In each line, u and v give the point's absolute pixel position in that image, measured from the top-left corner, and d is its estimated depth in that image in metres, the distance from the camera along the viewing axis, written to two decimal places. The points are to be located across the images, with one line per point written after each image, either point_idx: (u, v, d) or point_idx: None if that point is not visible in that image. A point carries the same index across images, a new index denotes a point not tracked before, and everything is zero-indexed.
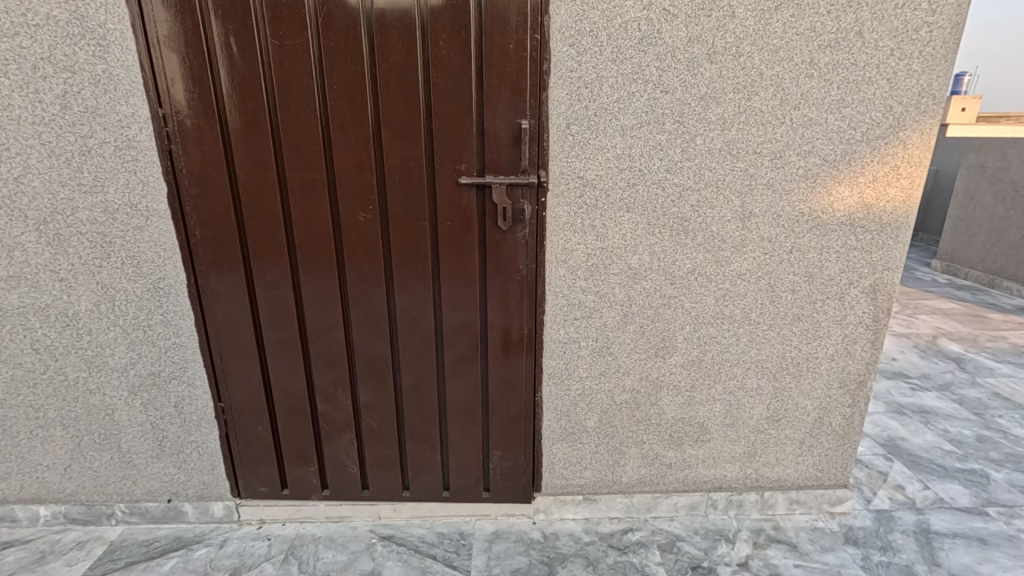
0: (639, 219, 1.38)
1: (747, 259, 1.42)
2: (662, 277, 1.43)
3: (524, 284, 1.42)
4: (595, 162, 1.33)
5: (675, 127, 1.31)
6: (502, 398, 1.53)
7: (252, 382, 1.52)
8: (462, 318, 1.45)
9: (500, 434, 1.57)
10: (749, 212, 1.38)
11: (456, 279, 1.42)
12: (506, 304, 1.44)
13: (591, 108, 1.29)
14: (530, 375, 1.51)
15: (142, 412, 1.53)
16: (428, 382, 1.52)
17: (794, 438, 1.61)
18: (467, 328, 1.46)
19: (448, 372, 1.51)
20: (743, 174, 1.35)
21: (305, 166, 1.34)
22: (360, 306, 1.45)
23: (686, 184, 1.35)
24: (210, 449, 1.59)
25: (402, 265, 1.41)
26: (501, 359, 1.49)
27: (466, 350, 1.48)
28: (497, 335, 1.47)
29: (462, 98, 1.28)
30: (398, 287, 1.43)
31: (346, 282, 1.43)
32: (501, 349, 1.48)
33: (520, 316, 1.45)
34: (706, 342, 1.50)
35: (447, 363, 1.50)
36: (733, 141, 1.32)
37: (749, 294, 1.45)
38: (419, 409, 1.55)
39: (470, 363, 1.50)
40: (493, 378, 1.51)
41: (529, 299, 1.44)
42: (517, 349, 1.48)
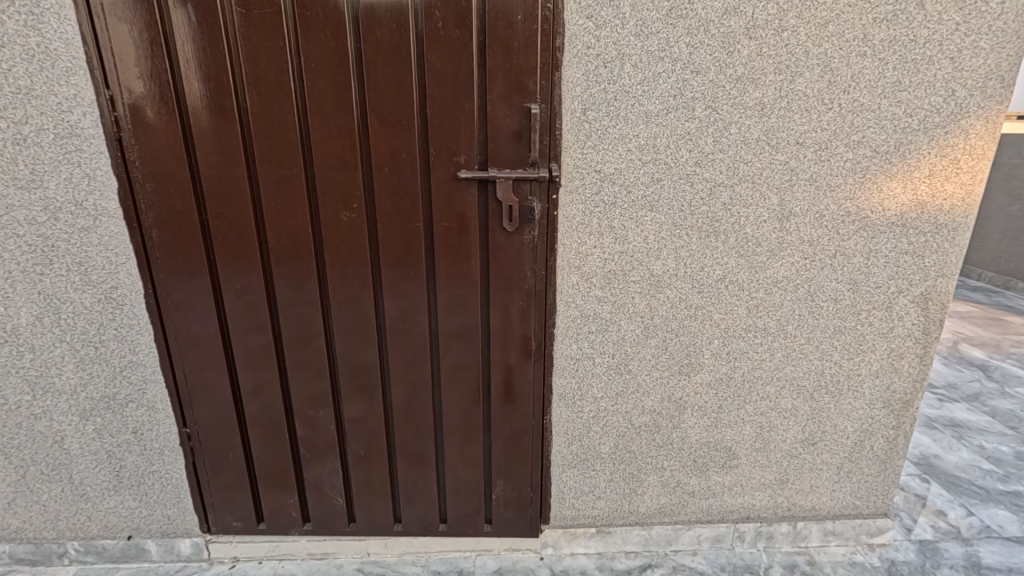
0: (664, 219, 1.21)
1: (784, 265, 1.25)
2: (689, 285, 1.26)
3: (532, 291, 1.25)
4: (614, 154, 1.16)
5: (707, 113, 1.14)
6: (506, 417, 1.35)
7: (221, 404, 1.34)
8: (461, 327, 1.27)
9: (503, 459, 1.39)
10: (788, 211, 1.21)
11: (453, 284, 1.24)
12: (510, 312, 1.26)
13: (611, 91, 1.12)
14: (538, 392, 1.34)
15: (96, 440, 1.35)
16: (421, 400, 1.35)
17: (831, 463, 1.44)
18: (467, 341, 1.29)
19: (444, 388, 1.33)
20: (783, 169, 1.18)
21: (278, 157, 1.15)
22: (344, 315, 1.27)
23: (717, 180, 1.18)
24: (175, 479, 1.40)
25: (392, 268, 1.23)
26: (505, 373, 1.31)
27: (465, 364, 1.31)
28: (501, 350, 1.29)
29: (460, 79, 1.10)
30: (386, 292, 1.25)
31: (327, 287, 1.25)
32: (504, 362, 1.30)
33: (526, 326, 1.27)
34: (735, 358, 1.33)
35: (444, 378, 1.32)
36: (773, 130, 1.15)
37: (786, 304, 1.29)
38: (412, 430, 1.37)
39: (471, 378, 1.32)
40: (495, 395, 1.33)
41: (537, 310, 1.27)
42: (524, 366, 1.31)
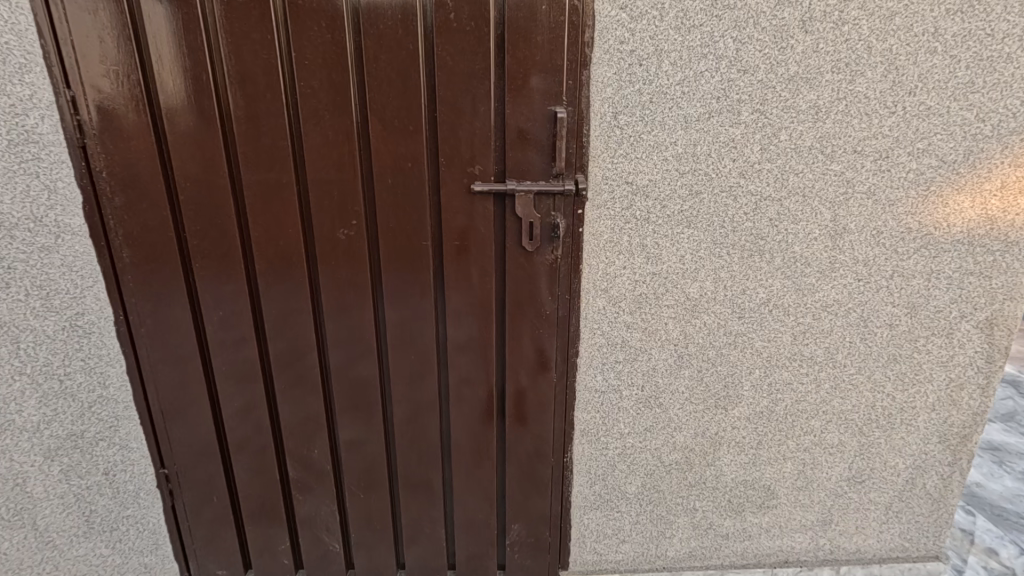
0: (702, 236, 1.07)
1: (835, 288, 1.12)
2: (729, 310, 1.12)
3: (552, 311, 1.11)
4: (648, 163, 1.02)
5: (754, 117, 1.00)
6: (522, 449, 1.21)
7: (204, 440, 1.20)
8: (472, 350, 1.13)
9: (518, 495, 1.25)
10: (842, 228, 1.08)
11: (464, 303, 1.10)
12: (527, 336, 1.12)
13: (646, 92, 0.98)
14: (558, 425, 1.20)
15: (62, 482, 1.19)
16: (427, 434, 1.21)
17: (879, 503, 1.31)
18: (480, 371, 1.15)
19: (453, 416, 1.19)
20: (838, 180, 1.04)
21: (265, 166, 1.01)
22: (340, 336, 1.13)
23: (764, 193, 1.05)
24: (152, 525, 1.26)
25: (394, 286, 1.09)
26: (521, 401, 1.17)
27: (476, 391, 1.17)
28: (517, 381, 1.15)
29: (475, 78, 0.96)
30: (388, 312, 1.11)
31: (321, 308, 1.11)
32: (520, 389, 1.16)
33: (545, 350, 1.13)
34: (777, 390, 1.20)
35: (452, 406, 1.18)
36: (828, 136, 1.02)
37: (836, 330, 1.15)
38: (416, 463, 1.23)
39: (482, 406, 1.18)
40: (510, 426, 1.19)
41: (558, 337, 1.13)
42: (542, 397, 1.17)
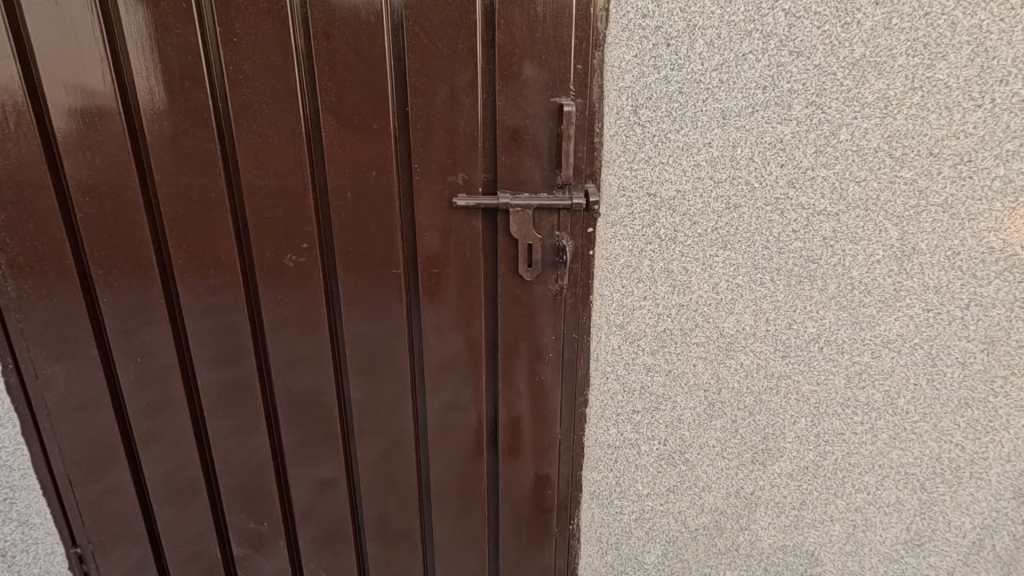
0: (740, 261, 0.87)
1: (899, 321, 0.92)
2: (771, 347, 0.92)
3: (557, 336, 0.89)
4: (676, 169, 0.82)
5: (808, 112, 0.80)
6: (522, 499, 0.99)
7: (124, 506, 0.97)
8: (457, 379, 0.91)
9: (516, 552, 1.03)
10: (910, 248, 0.87)
11: (445, 322, 0.87)
12: (523, 373, 0.91)
13: (674, 81, 0.78)
14: (562, 480, 0.99)
15: None
16: (402, 489, 0.98)
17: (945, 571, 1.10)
18: (465, 413, 0.93)
19: (434, 461, 0.96)
20: (908, 190, 0.84)
21: (187, 173, 0.79)
22: (290, 368, 0.90)
23: (818, 206, 0.84)
24: None
25: (356, 304, 0.86)
26: (519, 440, 0.95)
27: (463, 428, 0.94)
28: (512, 425, 0.94)
29: (460, 62, 0.75)
30: (349, 335, 0.88)
31: (265, 335, 0.88)
32: (518, 426, 0.94)
33: (547, 379, 0.91)
34: (826, 442, 0.99)
35: (434, 448, 0.96)
36: (898, 135, 0.81)
37: (897, 370, 0.95)
38: (390, 517, 1.00)
39: (471, 447, 0.96)
40: (506, 470, 0.97)
41: (563, 377, 0.91)
42: (543, 445, 0.96)
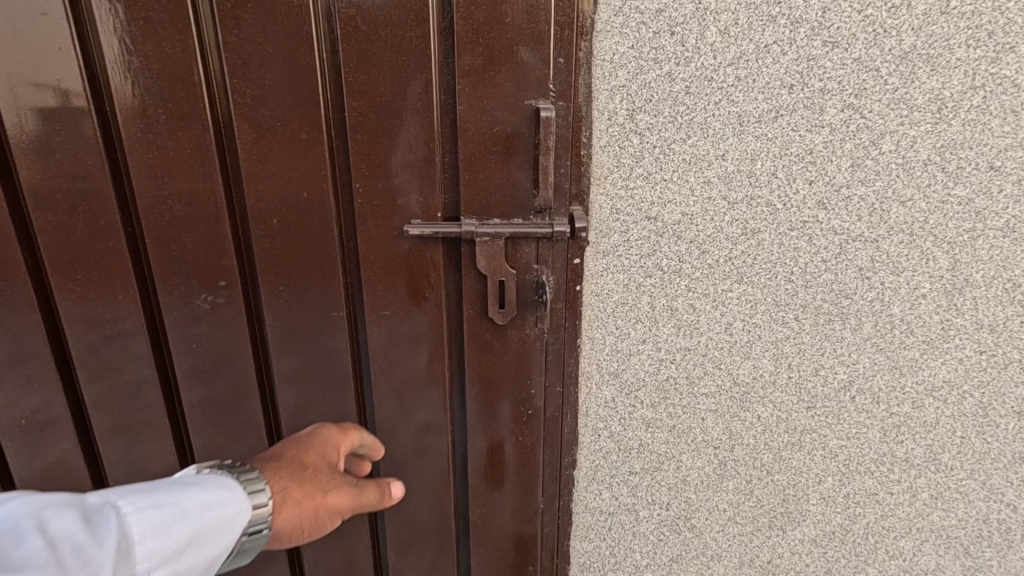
0: (758, 296, 0.72)
1: (946, 365, 0.77)
2: (793, 396, 0.77)
3: (538, 373, 0.73)
4: (681, 187, 0.67)
5: (844, 117, 0.65)
6: (501, 554, 0.82)
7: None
8: (419, 418, 0.74)
9: None
10: (962, 280, 0.72)
11: (401, 355, 0.71)
12: (497, 413, 0.74)
13: (680, 79, 0.63)
14: (547, 537, 0.82)
15: None
16: (353, 548, 0.81)
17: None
18: (427, 456, 0.77)
19: (391, 515, 0.79)
20: (962, 212, 0.69)
21: (67, 193, 0.62)
22: (208, 419, 0.72)
23: (854, 231, 0.69)
24: None
25: (287, 334, 0.69)
26: (495, 489, 0.78)
27: (426, 474, 0.78)
28: (485, 472, 0.77)
29: (410, 55, 0.59)
30: (282, 373, 0.71)
31: (177, 382, 0.71)
32: (492, 472, 0.78)
33: (529, 419, 0.75)
34: (857, 503, 0.84)
35: (390, 499, 0.78)
36: (953, 145, 0.66)
37: (941, 421, 0.80)
38: None
39: (438, 498, 0.79)
40: (481, 522, 0.80)
41: (545, 420, 0.75)
42: (523, 495, 0.79)
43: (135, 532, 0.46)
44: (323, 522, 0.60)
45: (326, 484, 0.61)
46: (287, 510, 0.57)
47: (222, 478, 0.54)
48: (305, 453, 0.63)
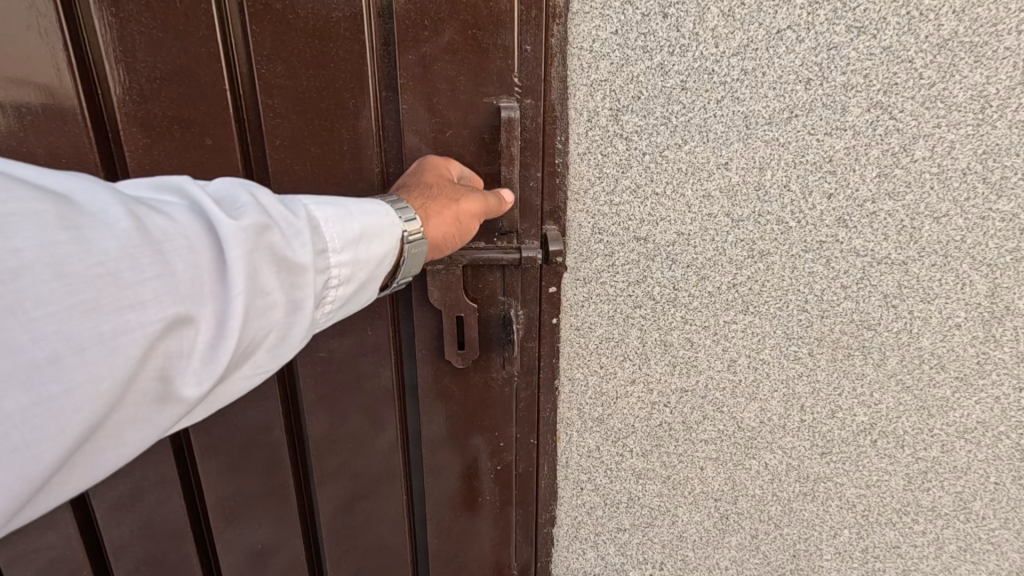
0: (767, 329, 0.61)
1: (980, 404, 0.67)
2: (806, 441, 0.67)
3: (504, 405, 0.62)
4: (676, 203, 0.56)
5: (870, 117, 0.54)
6: None
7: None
8: (365, 452, 0.63)
9: None
10: (1003, 308, 0.62)
11: (340, 386, 0.60)
12: (457, 446, 0.64)
13: (675, 72, 0.52)
14: None
15: None
16: None
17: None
18: (377, 496, 0.65)
19: (335, 564, 0.68)
20: (1006, 229, 0.59)
21: None
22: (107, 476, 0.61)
23: (878, 252, 0.59)
24: None
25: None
26: (459, 538, 0.68)
27: (375, 517, 0.66)
28: (445, 515, 0.66)
29: (338, 41, 0.48)
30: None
31: None
32: (453, 514, 0.67)
33: (495, 456, 0.64)
34: (876, 558, 0.74)
35: (333, 547, 0.67)
36: (997, 151, 0.56)
37: (973, 467, 0.70)
38: None
39: (394, 549, 0.68)
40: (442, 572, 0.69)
41: (514, 456, 0.65)
42: (490, 540, 0.68)
43: (325, 220, 0.38)
44: (468, 228, 0.48)
45: (451, 191, 0.47)
46: (431, 222, 0.45)
47: (383, 200, 0.44)
48: (409, 178, 0.49)
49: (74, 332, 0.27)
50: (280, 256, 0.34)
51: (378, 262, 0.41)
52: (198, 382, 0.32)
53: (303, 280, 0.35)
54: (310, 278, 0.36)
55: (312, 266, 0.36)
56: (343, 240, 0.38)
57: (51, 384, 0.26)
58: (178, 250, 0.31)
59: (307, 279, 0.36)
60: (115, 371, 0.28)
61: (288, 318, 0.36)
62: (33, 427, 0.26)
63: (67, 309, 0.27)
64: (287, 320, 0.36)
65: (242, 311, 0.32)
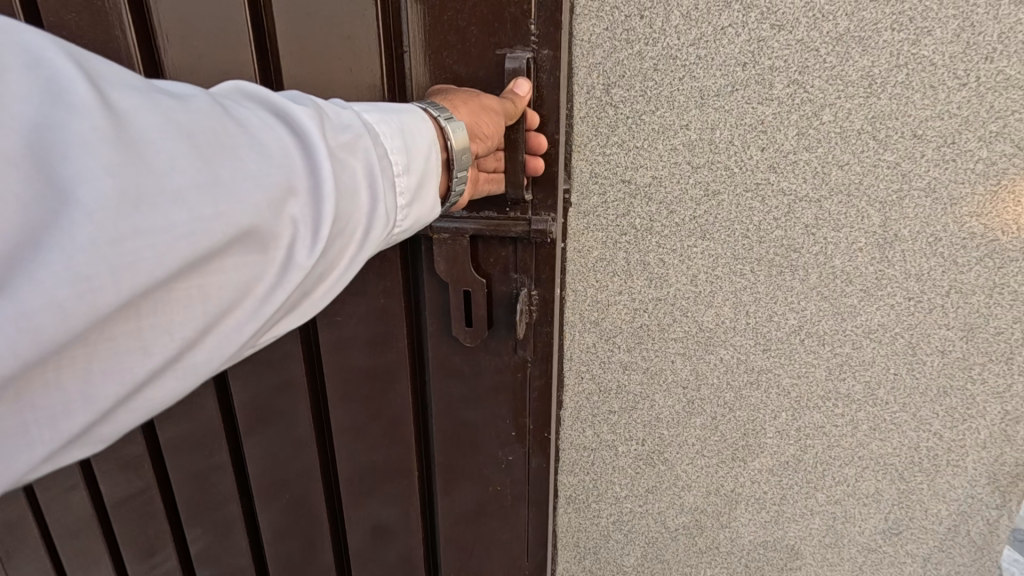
0: (719, 251, 0.82)
1: (880, 310, 0.88)
2: (751, 341, 0.88)
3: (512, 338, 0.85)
4: (650, 154, 0.78)
5: (789, 91, 0.75)
6: (465, 472, 0.97)
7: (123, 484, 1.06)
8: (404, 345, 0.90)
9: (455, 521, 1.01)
10: (893, 235, 0.83)
11: (366, 390, 0.94)
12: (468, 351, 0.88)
13: (649, 57, 0.74)
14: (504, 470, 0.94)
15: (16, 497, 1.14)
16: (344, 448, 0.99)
17: (933, 570, 1.05)
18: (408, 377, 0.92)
19: (376, 424, 0.96)
20: (891, 174, 0.80)
21: None
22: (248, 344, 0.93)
23: (800, 192, 0.80)
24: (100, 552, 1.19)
25: (283, 398, 0.96)
26: (464, 418, 0.93)
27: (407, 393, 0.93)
28: (456, 399, 0.92)
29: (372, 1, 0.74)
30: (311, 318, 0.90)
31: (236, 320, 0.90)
32: (464, 399, 0.92)
33: (485, 384, 0.90)
34: (808, 436, 0.96)
35: (375, 412, 0.95)
36: (883, 116, 0.77)
37: (878, 360, 0.91)
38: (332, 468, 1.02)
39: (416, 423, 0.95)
40: (451, 439, 0.95)
41: (511, 368, 0.87)
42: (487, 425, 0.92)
43: (370, 122, 0.59)
44: (486, 111, 0.68)
45: (472, 96, 0.70)
46: (459, 110, 0.68)
47: (423, 104, 0.67)
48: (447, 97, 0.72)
49: (198, 183, 0.46)
50: (339, 141, 0.55)
51: (427, 147, 0.62)
52: (286, 237, 0.51)
53: (374, 159, 0.57)
54: (371, 155, 0.57)
55: (360, 145, 0.57)
56: (396, 134, 0.60)
57: (179, 218, 0.45)
58: (259, 136, 0.50)
59: (373, 158, 0.57)
60: (226, 214, 0.47)
61: (370, 197, 0.57)
62: (166, 242, 0.44)
63: (191, 168, 0.45)
64: (364, 200, 0.56)
65: (330, 184, 0.52)
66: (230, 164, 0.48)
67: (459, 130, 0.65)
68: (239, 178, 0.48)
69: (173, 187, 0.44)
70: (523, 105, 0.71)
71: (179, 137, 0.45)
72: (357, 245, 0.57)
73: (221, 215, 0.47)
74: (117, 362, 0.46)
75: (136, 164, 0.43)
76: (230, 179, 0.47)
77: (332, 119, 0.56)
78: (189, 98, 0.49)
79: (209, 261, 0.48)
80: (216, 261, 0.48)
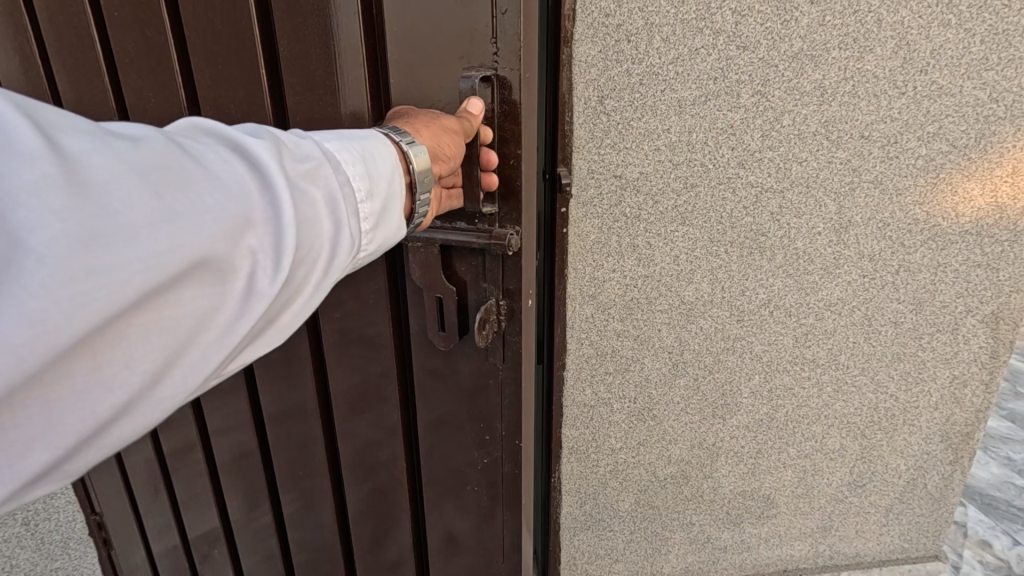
0: (698, 235, 0.98)
1: (838, 285, 1.02)
2: (727, 313, 1.04)
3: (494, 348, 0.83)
4: (638, 154, 0.94)
5: (754, 100, 0.90)
6: (456, 475, 0.95)
7: (163, 467, 1.17)
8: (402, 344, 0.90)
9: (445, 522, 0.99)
10: (847, 221, 0.98)
11: (362, 387, 0.94)
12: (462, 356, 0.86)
13: (635, 73, 0.89)
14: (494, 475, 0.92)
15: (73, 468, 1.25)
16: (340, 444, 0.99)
17: (895, 520, 1.21)
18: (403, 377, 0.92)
19: (373, 421, 0.95)
20: (843, 169, 0.94)
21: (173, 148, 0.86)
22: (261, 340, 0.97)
23: (765, 184, 0.95)
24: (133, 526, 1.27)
25: (286, 407, 1.00)
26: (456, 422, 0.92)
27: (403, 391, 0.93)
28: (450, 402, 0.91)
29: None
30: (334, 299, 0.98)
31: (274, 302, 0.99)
32: (454, 404, 0.90)
33: (478, 387, 0.88)
34: (779, 396, 1.11)
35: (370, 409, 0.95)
36: (834, 120, 0.91)
37: (840, 330, 1.06)
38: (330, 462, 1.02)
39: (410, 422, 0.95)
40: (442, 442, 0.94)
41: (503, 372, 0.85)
42: (479, 431, 0.90)
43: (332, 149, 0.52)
44: (441, 134, 0.65)
45: (427, 117, 0.67)
46: (415, 132, 0.64)
47: (384, 130, 0.61)
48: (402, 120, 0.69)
49: (151, 215, 0.39)
50: (300, 170, 0.48)
51: (389, 175, 0.55)
52: (250, 272, 0.45)
53: (336, 187, 0.50)
54: (332, 182, 0.50)
55: (329, 172, 0.50)
56: (358, 161, 0.53)
57: (136, 254, 0.38)
58: (213, 164, 0.43)
59: (334, 186, 0.50)
60: (179, 248, 0.40)
61: (333, 225, 0.50)
62: (119, 280, 0.37)
63: (142, 199, 0.38)
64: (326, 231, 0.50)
65: (291, 214, 0.45)
66: (186, 194, 0.41)
67: (420, 153, 0.60)
68: (198, 208, 0.41)
69: (121, 222, 0.37)
70: (478, 124, 0.68)
71: (127, 167, 0.39)
72: (322, 272, 0.51)
73: (176, 248, 0.39)
74: (35, 432, 0.38)
75: (75, 196, 0.36)
76: (189, 209, 0.40)
77: (291, 148, 0.49)
78: (131, 134, 0.42)
79: (164, 296, 0.40)
80: (173, 298, 0.41)
